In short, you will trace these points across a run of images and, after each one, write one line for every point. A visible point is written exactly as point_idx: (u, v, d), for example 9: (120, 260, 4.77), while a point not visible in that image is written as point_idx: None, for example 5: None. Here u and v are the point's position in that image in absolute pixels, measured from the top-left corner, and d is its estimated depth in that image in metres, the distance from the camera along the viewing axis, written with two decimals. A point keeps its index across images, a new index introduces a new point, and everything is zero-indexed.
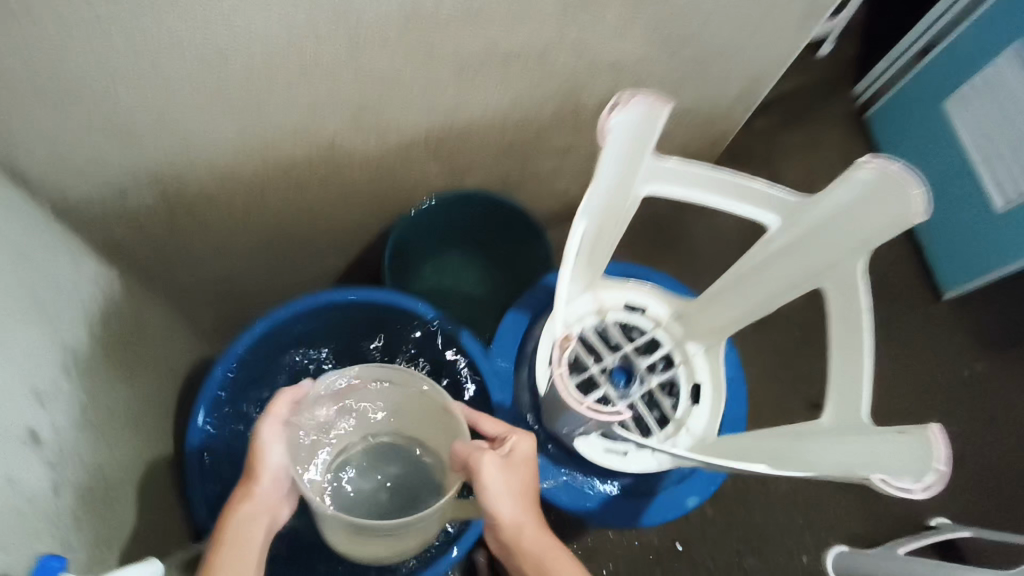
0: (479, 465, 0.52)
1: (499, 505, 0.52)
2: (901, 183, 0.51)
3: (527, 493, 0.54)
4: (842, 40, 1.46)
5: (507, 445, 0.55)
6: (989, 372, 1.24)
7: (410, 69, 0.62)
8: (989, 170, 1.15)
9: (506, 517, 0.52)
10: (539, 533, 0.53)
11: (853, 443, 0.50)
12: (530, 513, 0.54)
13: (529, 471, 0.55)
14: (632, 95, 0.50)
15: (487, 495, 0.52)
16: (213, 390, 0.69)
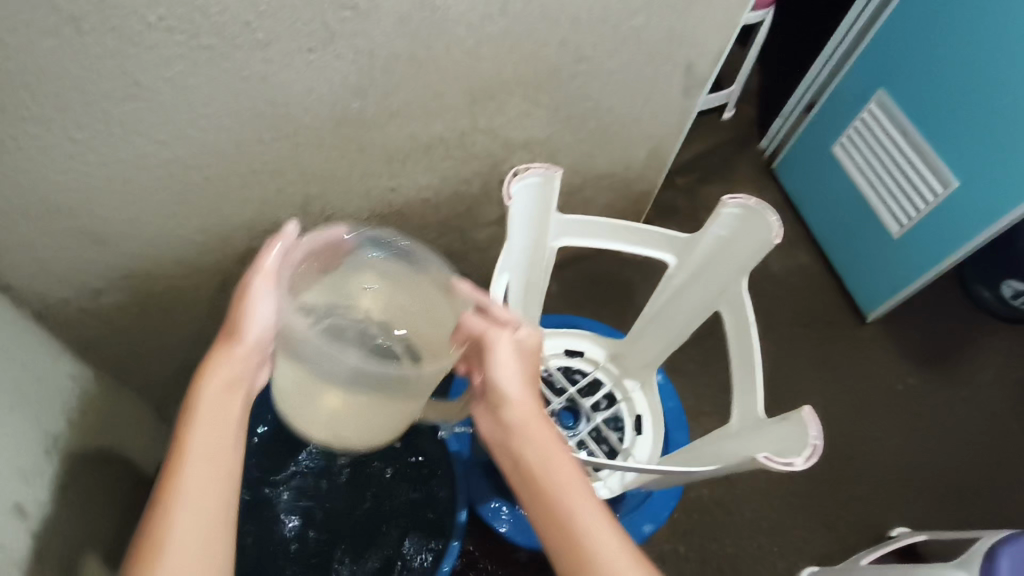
0: (492, 335, 0.58)
1: (506, 379, 0.57)
2: (761, 213, 0.61)
3: (530, 376, 0.60)
4: (742, 104, 1.65)
5: (521, 330, 0.61)
6: (922, 383, 1.33)
7: (346, 162, 0.72)
8: (880, 198, 1.29)
9: (510, 387, 0.57)
10: (538, 410, 0.57)
11: (753, 435, 0.58)
12: (532, 394, 0.59)
13: (534, 357, 0.61)
14: (527, 167, 0.60)
15: (496, 363, 0.58)
16: None
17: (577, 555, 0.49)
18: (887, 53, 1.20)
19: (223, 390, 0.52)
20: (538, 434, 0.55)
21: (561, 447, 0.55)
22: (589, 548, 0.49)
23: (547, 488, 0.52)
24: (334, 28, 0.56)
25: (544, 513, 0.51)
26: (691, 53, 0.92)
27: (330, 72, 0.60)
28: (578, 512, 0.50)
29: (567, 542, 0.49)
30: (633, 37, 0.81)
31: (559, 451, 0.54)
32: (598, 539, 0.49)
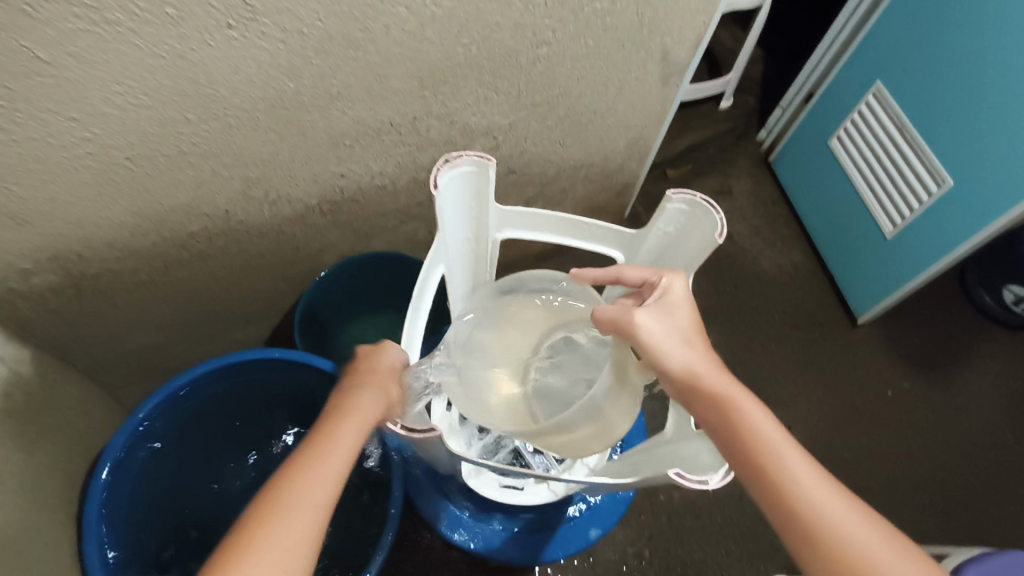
0: (634, 316, 0.56)
1: (666, 356, 0.54)
2: (706, 210, 0.58)
3: (695, 336, 0.57)
4: (742, 93, 1.59)
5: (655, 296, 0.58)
6: (913, 390, 1.28)
7: (287, 146, 0.69)
8: (875, 196, 1.23)
9: (676, 360, 0.54)
10: (713, 372, 0.54)
11: (683, 446, 0.61)
12: (702, 355, 0.55)
13: (691, 314, 0.58)
14: (459, 153, 0.57)
15: (650, 340, 0.55)
16: (116, 448, 0.70)
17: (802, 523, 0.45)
18: (889, 40, 1.13)
19: (354, 405, 0.55)
20: (722, 400, 0.51)
21: (749, 406, 0.51)
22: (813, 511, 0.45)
23: (747, 455, 0.49)
24: (254, 5, 0.53)
25: (755, 477, 0.48)
26: (666, 38, 0.87)
27: (256, 51, 0.57)
28: (787, 474, 0.47)
29: (788, 508, 0.46)
30: (598, 20, 0.77)
31: (749, 411, 0.50)
32: (814, 497, 0.45)
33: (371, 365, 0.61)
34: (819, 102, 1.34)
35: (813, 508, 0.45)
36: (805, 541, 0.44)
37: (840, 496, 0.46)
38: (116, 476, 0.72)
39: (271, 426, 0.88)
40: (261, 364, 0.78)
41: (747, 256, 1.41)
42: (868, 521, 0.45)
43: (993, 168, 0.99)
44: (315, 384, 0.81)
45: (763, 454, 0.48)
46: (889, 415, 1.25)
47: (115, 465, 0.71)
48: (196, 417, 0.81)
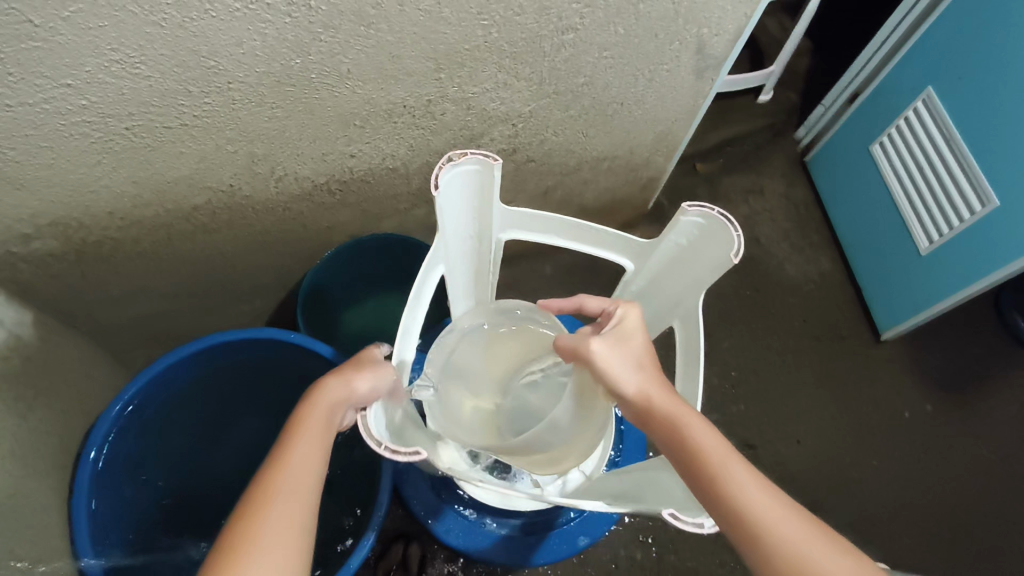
0: (590, 344, 0.56)
1: (621, 381, 0.55)
2: (723, 225, 0.54)
3: (648, 362, 0.57)
4: (783, 88, 1.51)
5: (613, 324, 0.58)
6: (933, 414, 1.23)
7: (294, 123, 0.67)
8: (914, 209, 1.17)
9: (632, 386, 0.54)
10: (667, 399, 0.54)
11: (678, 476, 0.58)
12: (657, 380, 0.56)
13: (644, 344, 0.58)
14: (462, 152, 0.54)
15: (606, 368, 0.55)
16: (109, 421, 0.71)
17: (753, 535, 0.46)
18: (944, 44, 1.06)
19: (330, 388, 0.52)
20: (675, 428, 0.52)
21: (701, 430, 0.51)
22: (759, 524, 0.46)
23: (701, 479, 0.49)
24: None
25: (708, 499, 0.49)
26: (703, 29, 0.82)
27: (260, 24, 0.55)
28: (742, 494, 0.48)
29: (742, 529, 0.47)
30: (630, 7, 0.72)
31: (701, 437, 0.51)
32: (759, 509, 0.47)
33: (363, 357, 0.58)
34: (864, 105, 1.27)
35: (766, 526, 0.46)
36: (756, 552, 0.46)
37: (783, 504, 0.48)
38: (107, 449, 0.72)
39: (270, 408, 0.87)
40: (254, 343, 0.77)
41: (771, 260, 1.36)
42: (810, 524, 0.47)
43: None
44: (310, 367, 0.79)
45: (716, 475, 0.49)
46: (905, 438, 1.21)
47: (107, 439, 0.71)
48: (194, 393, 0.81)
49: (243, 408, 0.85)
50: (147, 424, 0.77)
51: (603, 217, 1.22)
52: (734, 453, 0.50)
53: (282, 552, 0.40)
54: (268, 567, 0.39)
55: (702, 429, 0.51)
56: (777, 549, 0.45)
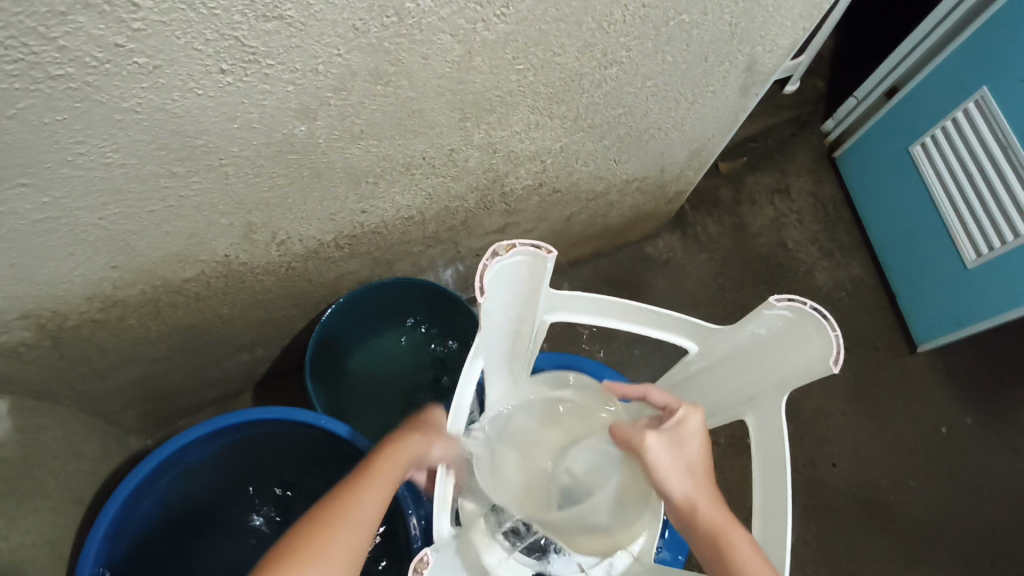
0: (644, 438, 0.51)
1: (670, 481, 0.49)
2: (818, 323, 0.48)
3: (705, 472, 0.51)
4: (810, 75, 1.41)
5: (678, 421, 0.52)
6: (969, 428, 1.18)
7: (297, 188, 0.57)
8: (959, 218, 1.09)
9: (680, 490, 0.49)
10: (720, 516, 0.48)
11: None
12: (710, 493, 0.50)
13: (706, 454, 0.51)
14: (510, 245, 0.48)
15: (657, 466, 0.50)
16: (115, 510, 0.70)
17: None
18: (1001, 43, 0.97)
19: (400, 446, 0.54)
20: (721, 550, 0.46)
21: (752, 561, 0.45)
22: None
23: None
24: (253, 45, 0.41)
25: None
26: (756, 48, 0.72)
27: (258, 95, 0.45)
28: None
29: None
30: (683, 34, 0.62)
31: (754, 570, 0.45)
32: None
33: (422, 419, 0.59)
34: (903, 102, 1.17)
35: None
36: None
37: None
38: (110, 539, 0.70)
39: (274, 484, 0.84)
40: (260, 423, 0.76)
41: (800, 268, 1.28)
42: None
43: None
44: (316, 442, 0.78)
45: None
46: (942, 456, 1.16)
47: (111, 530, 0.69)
48: (196, 472, 0.79)
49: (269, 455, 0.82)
50: (149, 508, 0.76)
51: (626, 232, 1.14)
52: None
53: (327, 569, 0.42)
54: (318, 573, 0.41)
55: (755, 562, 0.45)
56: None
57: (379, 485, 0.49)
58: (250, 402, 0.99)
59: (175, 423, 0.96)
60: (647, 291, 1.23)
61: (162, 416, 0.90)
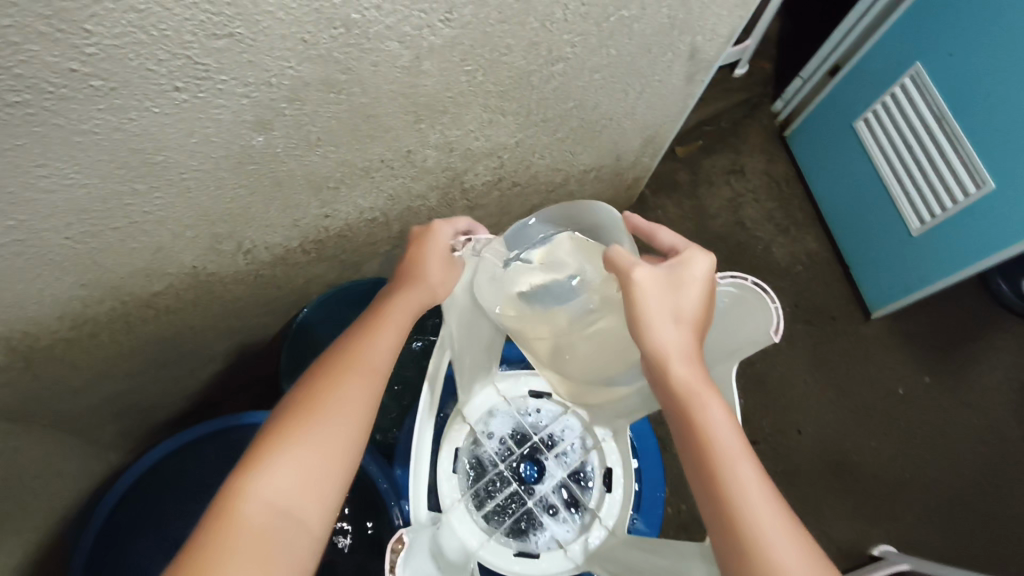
0: (636, 274, 0.49)
1: (655, 321, 0.48)
2: (758, 296, 0.52)
3: (696, 320, 0.49)
4: (757, 58, 1.45)
5: (673, 265, 0.51)
6: (923, 387, 1.25)
7: (259, 198, 0.59)
8: (902, 187, 1.15)
9: (663, 333, 0.47)
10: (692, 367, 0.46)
11: None
12: (693, 344, 0.48)
13: (700, 300, 0.49)
14: None
15: (644, 307, 0.48)
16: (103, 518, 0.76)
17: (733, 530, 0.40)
18: (931, 20, 1.02)
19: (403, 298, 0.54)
20: (688, 395, 0.45)
21: (712, 409, 0.44)
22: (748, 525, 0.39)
23: (694, 456, 0.43)
24: (206, 62, 0.42)
25: (693, 471, 0.43)
26: (696, 37, 0.75)
27: (213, 111, 0.47)
28: (737, 490, 0.40)
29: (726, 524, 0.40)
30: (624, 29, 0.65)
31: (709, 418, 0.43)
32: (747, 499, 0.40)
33: (423, 262, 0.57)
34: (845, 80, 1.22)
35: (750, 526, 0.39)
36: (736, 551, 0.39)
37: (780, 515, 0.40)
38: (101, 547, 0.76)
39: None
40: (234, 432, 0.82)
41: (758, 244, 1.33)
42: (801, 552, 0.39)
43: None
44: None
45: (718, 467, 0.41)
46: (898, 415, 1.23)
47: (100, 534, 0.76)
48: None
49: (241, 428, 0.82)
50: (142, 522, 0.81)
51: None
52: (744, 444, 0.43)
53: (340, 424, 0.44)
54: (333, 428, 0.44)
55: (716, 408, 0.44)
56: (752, 559, 0.38)
57: (364, 391, 0.47)
58: (229, 410, 1.01)
59: (154, 436, 0.96)
60: None
61: (140, 429, 0.91)
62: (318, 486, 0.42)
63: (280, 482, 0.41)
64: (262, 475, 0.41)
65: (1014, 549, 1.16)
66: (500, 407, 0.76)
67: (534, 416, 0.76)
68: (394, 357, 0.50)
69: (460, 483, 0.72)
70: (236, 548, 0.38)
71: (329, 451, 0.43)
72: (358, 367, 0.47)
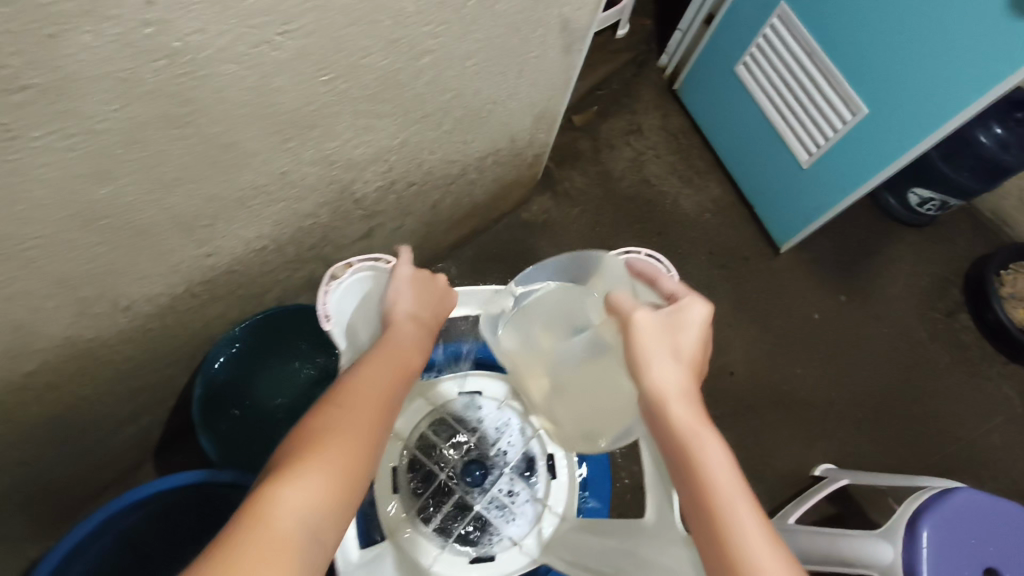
0: (636, 315, 0.50)
1: (654, 365, 0.48)
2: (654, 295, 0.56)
3: (693, 364, 0.49)
4: (637, 16, 1.46)
5: (676, 309, 0.51)
6: (834, 310, 1.32)
7: (123, 252, 0.54)
8: (789, 125, 1.19)
9: (660, 377, 0.47)
10: (693, 412, 0.46)
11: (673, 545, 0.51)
12: (690, 385, 0.48)
13: (699, 344, 0.50)
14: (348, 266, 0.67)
15: (642, 345, 0.48)
16: None
17: None
18: None
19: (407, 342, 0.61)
20: (685, 442, 0.44)
21: (712, 450, 0.43)
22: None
23: (694, 497, 0.42)
24: (9, 120, 0.37)
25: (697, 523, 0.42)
26: (565, 8, 0.74)
27: (37, 170, 0.41)
28: (736, 534, 0.40)
29: None
30: (486, 11, 0.63)
31: (708, 458, 0.43)
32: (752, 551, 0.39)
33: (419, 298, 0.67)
34: (720, 27, 1.25)
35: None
36: None
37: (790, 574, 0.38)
38: None
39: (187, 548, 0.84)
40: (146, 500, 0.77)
41: (666, 200, 1.36)
42: None
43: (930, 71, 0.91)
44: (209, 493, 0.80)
45: (716, 510, 0.41)
46: (817, 339, 1.29)
47: None
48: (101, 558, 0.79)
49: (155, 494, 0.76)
50: None
51: (498, 203, 1.15)
52: (747, 494, 0.42)
53: (362, 440, 0.49)
54: (355, 438, 0.48)
55: (717, 455, 0.43)
56: None
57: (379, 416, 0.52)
58: (153, 468, 0.95)
59: (75, 513, 0.89)
60: (533, 256, 1.25)
61: (54, 512, 0.84)
62: (341, 492, 0.45)
63: (310, 484, 0.44)
64: (292, 479, 0.43)
65: (935, 441, 1.25)
66: (437, 418, 0.76)
67: (468, 419, 0.76)
68: (401, 393, 0.56)
69: (403, 502, 0.72)
70: (265, 540, 0.39)
71: (353, 466, 0.47)
72: (374, 396, 0.53)
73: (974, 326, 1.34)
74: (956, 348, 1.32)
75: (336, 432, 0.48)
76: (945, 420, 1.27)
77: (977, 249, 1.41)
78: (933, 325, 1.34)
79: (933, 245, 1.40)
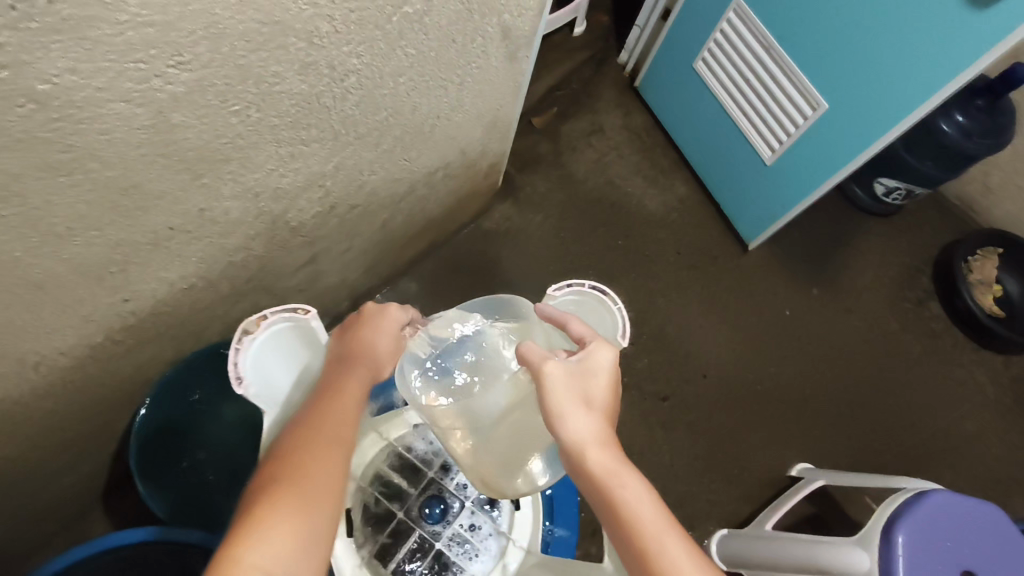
0: (546, 367, 0.51)
1: (567, 415, 0.49)
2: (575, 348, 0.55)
3: (604, 407, 0.51)
4: (593, 14, 1.43)
5: (581, 355, 0.52)
6: (805, 305, 1.30)
7: (21, 309, 0.49)
8: (750, 122, 1.16)
9: (572, 427, 0.49)
10: (609, 454, 0.48)
11: None
12: (604, 429, 0.50)
13: (608, 387, 0.52)
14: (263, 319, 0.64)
15: (553, 398, 0.50)
16: None
17: None
18: None
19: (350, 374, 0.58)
20: (605, 490, 0.46)
21: (631, 488, 0.46)
22: None
23: (624, 538, 0.45)
24: None
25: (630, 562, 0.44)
26: (503, 16, 0.70)
27: None
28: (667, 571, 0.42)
29: None
30: (413, 26, 0.58)
31: (629, 497, 0.45)
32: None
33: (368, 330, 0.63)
34: (677, 23, 1.22)
35: None
36: None
37: None
38: None
39: None
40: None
41: (631, 201, 1.32)
42: None
43: (910, 48, 0.85)
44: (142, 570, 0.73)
45: (647, 546, 0.43)
46: (789, 336, 1.27)
47: None
48: None
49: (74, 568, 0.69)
50: None
51: (455, 214, 1.11)
52: (670, 526, 0.45)
53: (319, 483, 0.47)
54: (312, 484, 0.46)
55: (637, 495, 0.45)
56: None
57: (334, 453, 0.50)
58: (99, 515, 0.89)
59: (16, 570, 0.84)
60: (496, 265, 1.22)
61: None
62: (306, 546, 0.43)
63: (271, 548, 0.42)
64: (250, 547, 0.41)
65: (910, 433, 1.24)
66: (393, 454, 0.72)
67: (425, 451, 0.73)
68: (353, 419, 0.54)
69: (359, 545, 0.68)
70: None
71: (313, 516, 0.45)
72: (323, 434, 0.50)
73: (945, 314, 1.33)
74: (928, 337, 1.31)
75: (289, 485, 0.45)
76: (920, 411, 1.26)
77: (944, 235, 1.40)
78: (904, 315, 1.32)
79: (901, 234, 1.38)
